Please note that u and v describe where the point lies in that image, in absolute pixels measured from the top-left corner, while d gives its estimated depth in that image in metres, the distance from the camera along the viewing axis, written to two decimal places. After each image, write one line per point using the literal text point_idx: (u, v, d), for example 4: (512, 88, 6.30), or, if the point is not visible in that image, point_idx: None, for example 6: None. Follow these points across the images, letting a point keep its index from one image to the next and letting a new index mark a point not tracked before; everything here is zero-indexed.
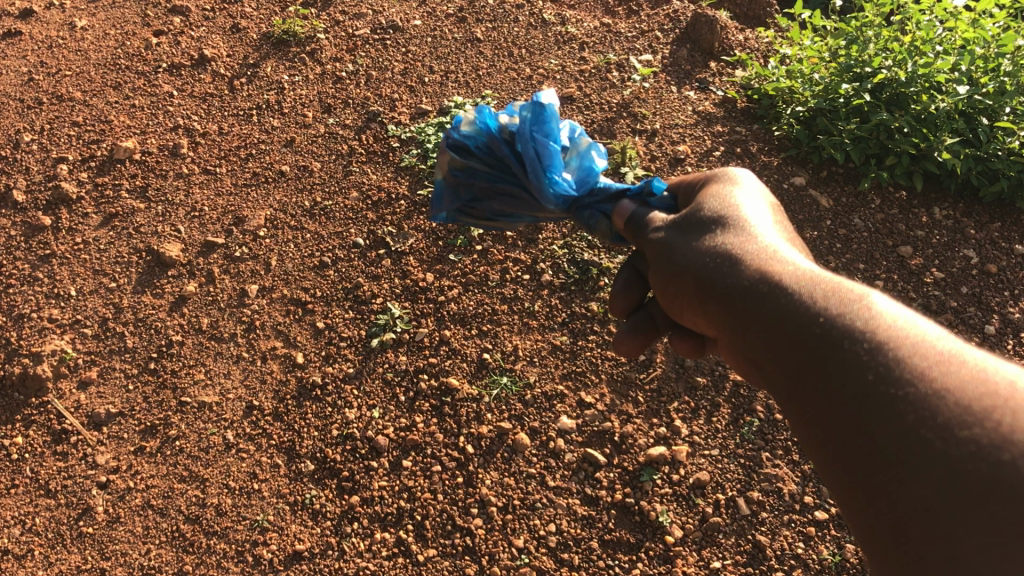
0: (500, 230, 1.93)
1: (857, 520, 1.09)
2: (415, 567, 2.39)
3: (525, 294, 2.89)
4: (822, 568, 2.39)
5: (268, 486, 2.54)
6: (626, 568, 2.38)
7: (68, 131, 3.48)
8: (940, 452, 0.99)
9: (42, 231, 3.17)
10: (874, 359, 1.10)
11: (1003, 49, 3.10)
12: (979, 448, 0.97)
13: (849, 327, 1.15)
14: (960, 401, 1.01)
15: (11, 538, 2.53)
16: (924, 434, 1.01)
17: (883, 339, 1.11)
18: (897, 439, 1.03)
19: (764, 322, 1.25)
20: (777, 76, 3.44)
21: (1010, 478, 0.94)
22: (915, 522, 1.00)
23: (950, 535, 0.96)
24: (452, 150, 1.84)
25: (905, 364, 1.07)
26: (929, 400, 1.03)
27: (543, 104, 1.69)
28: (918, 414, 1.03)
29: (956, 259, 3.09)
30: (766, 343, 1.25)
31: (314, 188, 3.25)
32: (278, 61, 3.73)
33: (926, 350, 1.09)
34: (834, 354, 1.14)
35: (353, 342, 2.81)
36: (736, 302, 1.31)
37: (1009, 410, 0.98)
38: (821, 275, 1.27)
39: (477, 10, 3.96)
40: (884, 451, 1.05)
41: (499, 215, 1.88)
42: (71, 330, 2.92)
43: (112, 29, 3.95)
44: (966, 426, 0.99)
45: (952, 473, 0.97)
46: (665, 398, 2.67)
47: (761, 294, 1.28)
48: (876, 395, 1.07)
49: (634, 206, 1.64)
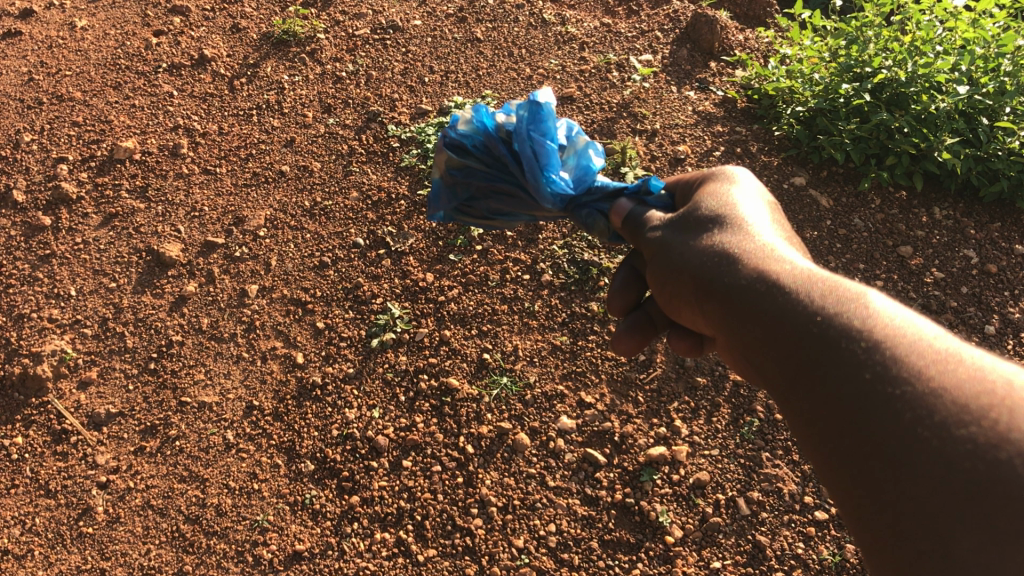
0: (497, 228, 1.93)
1: (855, 519, 1.09)
2: (415, 567, 2.39)
3: (525, 294, 2.89)
4: (822, 568, 2.39)
5: (268, 486, 2.54)
6: (626, 568, 2.38)
7: (68, 131, 3.48)
8: (937, 451, 0.99)
9: (42, 231, 3.17)
10: (871, 358, 1.10)
11: (1003, 49, 3.10)
12: (975, 446, 0.97)
13: (846, 326, 1.15)
14: (956, 399, 1.01)
15: (11, 538, 2.53)
16: (921, 433, 1.01)
17: (880, 337, 1.11)
18: (894, 437, 1.04)
19: (761, 321, 1.25)
20: (777, 76, 3.44)
21: (1007, 477, 0.93)
22: (912, 520, 1.00)
23: (947, 534, 0.96)
24: (449, 149, 1.83)
25: (902, 363, 1.07)
26: (925, 399, 1.03)
27: (540, 103, 1.68)
28: (915, 413, 1.03)
29: (956, 259, 3.09)
30: (763, 342, 1.25)
31: (314, 188, 3.25)
32: (278, 61, 3.73)
33: (922, 349, 1.08)
34: (830, 353, 1.14)
35: (353, 342, 2.81)
36: (733, 302, 1.31)
37: (1005, 408, 0.98)
38: (818, 273, 1.26)
39: (477, 10, 3.96)
40: (880, 449, 1.05)
41: (497, 214, 1.89)
42: (71, 330, 2.92)
43: (112, 29, 3.95)
44: (962, 425, 0.99)
45: (948, 472, 0.97)
46: (665, 398, 2.67)
47: (758, 293, 1.28)
48: (873, 394, 1.07)
49: (632, 204, 1.65)
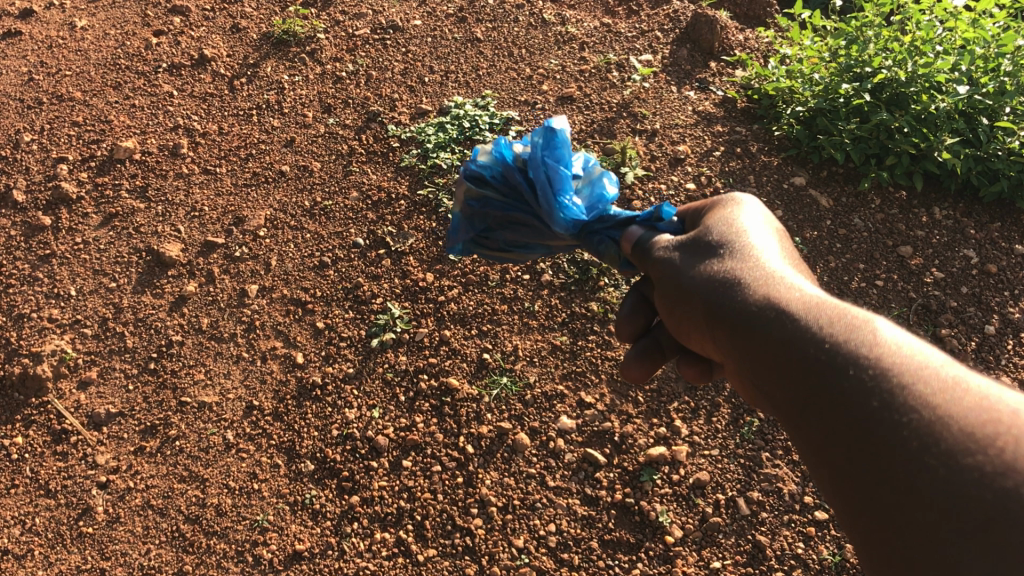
0: (514, 261, 1.94)
1: (865, 542, 1.10)
2: (415, 567, 2.39)
3: (525, 294, 2.90)
4: (822, 568, 2.39)
5: (268, 486, 2.54)
6: (626, 568, 2.38)
7: (68, 130, 3.47)
8: (944, 479, 0.99)
9: (42, 231, 3.17)
10: (878, 386, 1.09)
11: (1003, 49, 3.09)
12: (981, 475, 0.97)
13: (854, 352, 1.14)
14: (963, 427, 1.01)
15: (12, 538, 2.52)
16: (928, 461, 1.01)
17: (887, 365, 1.11)
18: (901, 465, 1.04)
19: (771, 347, 1.25)
20: (777, 76, 3.44)
21: (1013, 507, 0.94)
22: (920, 549, 1.01)
23: (955, 562, 0.97)
24: (469, 180, 1.86)
25: (908, 391, 1.07)
26: (932, 427, 1.03)
27: (554, 130, 1.70)
28: (922, 440, 1.03)
29: (955, 259, 3.09)
30: (771, 367, 1.24)
31: (314, 188, 3.25)
32: (278, 61, 3.73)
33: (929, 377, 1.08)
34: (838, 381, 1.14)
35: (353, 342, 2.81)
36: (740, 326, 1.31)
37: (1011, 438, 0.98)
38: (826, 300, 1.26)
39: (477, 10, 3.97)
40: (889, 477, 1.05)
41: (514, 246, 1.90)
42: (70, 330, 2.92)
43: (112, 29, 3.95)
44: (969, 453, 0.99)
45: (954, 501, 0.98)
46: (665, 398, 2.67)
47: (766, 319, 1.27)
48: (880, 421, 1.07)
49: (642, 231, 1.61)
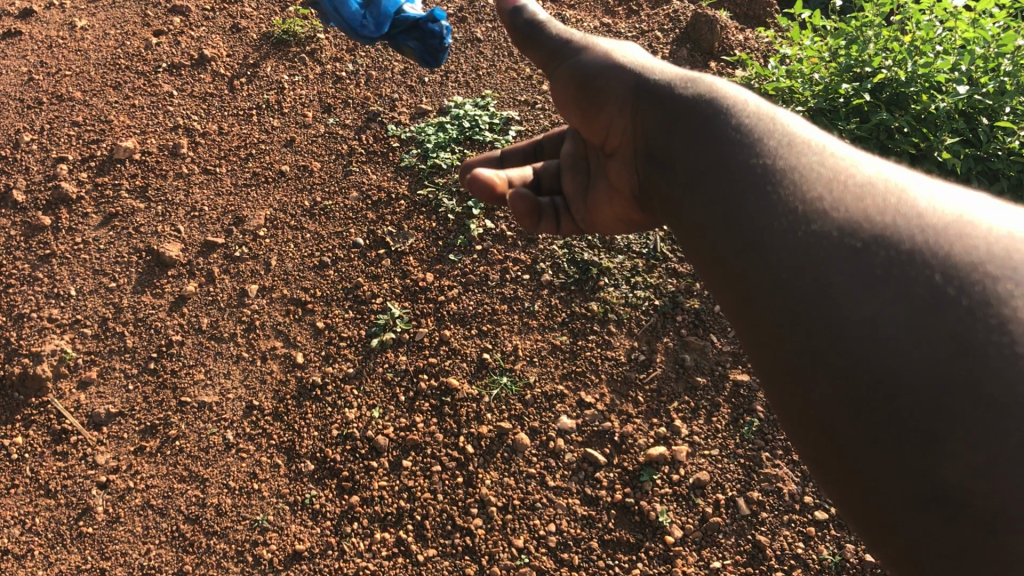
0: (401, 53, 2.34)
1: (826, 375, 1.19)
2: (415, 567, 2.39)
3: (525, 294, 2.90)
4: (822, 568, 2.39)
5: (268, 486, 2.54)
6: (626, 568, 2.38)
7: (68, 130, 3.47)
8: (926, 319, 1.13)
9: (42, 231, 3.17)
10: (873, 238, 1.22)
11: (1004, 49, 3.07)
12: (963, 311, 1.11)
13: (852, 214, 1.27)
14: (947, 271, 1.16)
15: (12, 538, 2.52)
16: (913, 295, 1.15)
17: (878, 223, 1.24)
18: (883, 301, 1.16)
19: (768, 199, 1.35)
20: (777, 76, 3.44)
21: (986, 348, 1.08)
22: (893, 377, 1.12)
23: (927, 386, 1.09)
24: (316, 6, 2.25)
25: (897, 247, 1.20)
26: (919, 269, 1.17)
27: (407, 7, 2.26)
28: (908, 278, 1.16)
29: None
30: (765, 207, 1.34)
31: (314, 188, 3.25)
32: (278, 61, 3.73)
33: (920, 226, 1.22)
34: (832, 236, 1.25)
35: (353, 342, 2.81)
36: (739, 175, 1.40)
37: (987, 283, 1.13)
38: (822, 165, 1.37)
39: (477, 10, 3.97)
40: (874, 317, 1.16)
41: (395, 36, 2.30)
42: (70, 330, 2.92)
43: (112, 28, 3.95)
44: (947, 294, 1.14)
45: (931, 334, 1.12)
46: (665, 398, 2.68)
47: (768, 178, 1.37)
48: (872, 261, 1.19)
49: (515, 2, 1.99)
